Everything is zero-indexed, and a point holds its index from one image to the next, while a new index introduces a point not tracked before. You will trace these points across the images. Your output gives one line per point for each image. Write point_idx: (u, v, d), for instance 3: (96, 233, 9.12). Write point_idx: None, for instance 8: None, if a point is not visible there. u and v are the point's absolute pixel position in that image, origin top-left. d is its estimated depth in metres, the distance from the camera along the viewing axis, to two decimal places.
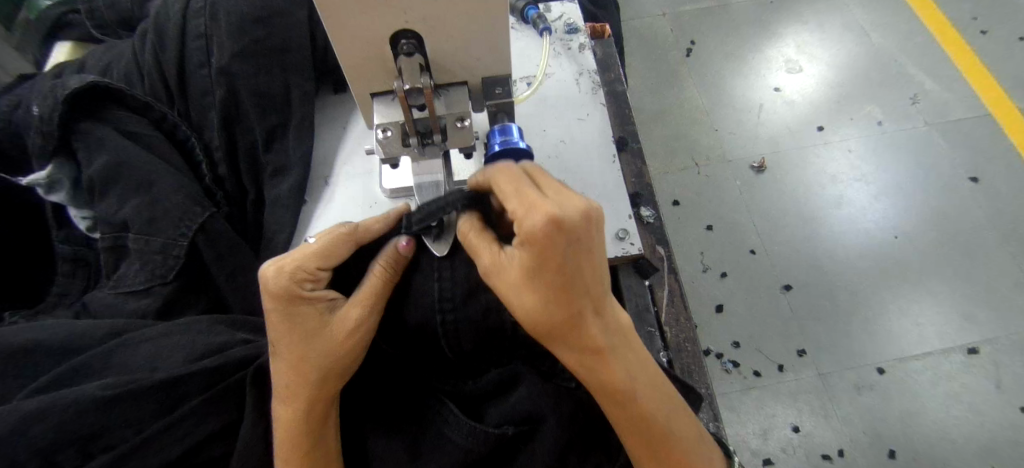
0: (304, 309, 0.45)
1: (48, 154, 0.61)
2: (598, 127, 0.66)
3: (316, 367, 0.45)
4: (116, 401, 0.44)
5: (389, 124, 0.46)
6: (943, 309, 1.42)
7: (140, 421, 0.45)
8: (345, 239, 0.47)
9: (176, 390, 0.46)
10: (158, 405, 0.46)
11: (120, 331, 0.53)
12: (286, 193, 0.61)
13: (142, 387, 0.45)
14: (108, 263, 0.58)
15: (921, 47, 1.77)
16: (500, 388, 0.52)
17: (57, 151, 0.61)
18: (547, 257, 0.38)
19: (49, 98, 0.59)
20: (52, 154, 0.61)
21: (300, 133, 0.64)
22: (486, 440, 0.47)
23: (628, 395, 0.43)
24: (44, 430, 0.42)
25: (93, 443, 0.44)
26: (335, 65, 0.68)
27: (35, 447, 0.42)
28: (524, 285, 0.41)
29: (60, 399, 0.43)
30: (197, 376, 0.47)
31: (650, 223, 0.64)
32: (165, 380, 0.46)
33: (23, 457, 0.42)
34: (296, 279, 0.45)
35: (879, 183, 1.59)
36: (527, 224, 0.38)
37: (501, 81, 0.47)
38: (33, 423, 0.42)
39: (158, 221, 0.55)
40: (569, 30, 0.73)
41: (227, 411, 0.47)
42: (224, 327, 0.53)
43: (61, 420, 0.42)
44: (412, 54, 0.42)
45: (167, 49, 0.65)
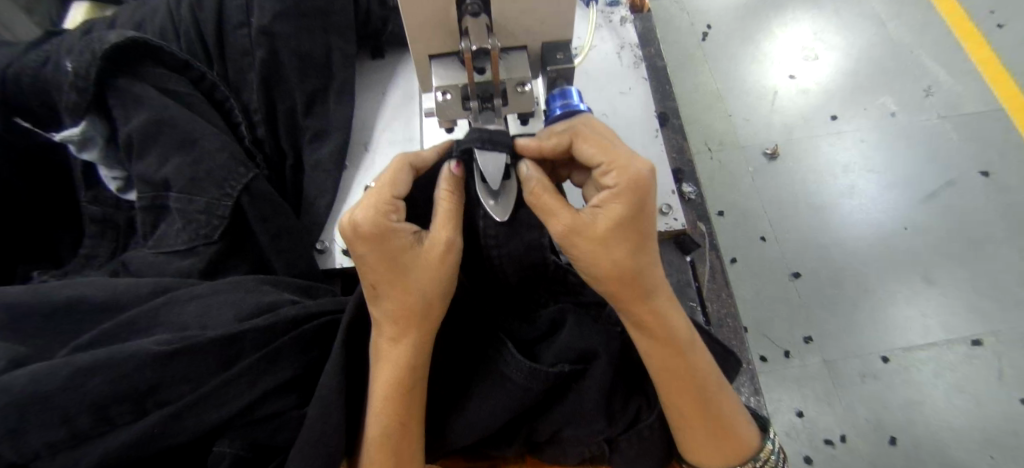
0: (397, 240, 0.44)
1: (84, 110, 0.60)
2: (641, 101, 0.66)
3: (422, 294, 0.45)
4: (174, 355, 0.44)
5: (450, 86, 0.45)
6: (950, 301, 1.43)
7: (198, 377, 0.45)
8: (407, 168, 0.46)
9: (231, 347, 0.47)
10: (215, 360, 0.46)
11: (165, 289, 0.52)
12: (327, 158, 0.61)
13: (198, 343, 0.45)
14: (145, 224, 0.58)
15: (938, 39, 1.76)
16: (551, 329, 0.51)
17: (92, 107, 0.60)
18: (643, 204, 0.43)
19: (86, 52, 0.58)
20: (87, 111, 0.60)
21: (340, 98, 0.63)
22: (544, 379, 0.47)
23: (690, 344, 0.48)
24: (103, 383, 0.42)
25: (148, 398, 0.44)
26: (375, 30, 0.67)
27: (93, 399, 0.42)
28: (616, 237, 0.43)
29: (120, 352, 0.43)
30: (254, 333, 0.47)
31: (692, 200, 0.63)
32: (223, 336, 0.46)
33: (79, 410, 0.42)
34: (382, 212, 0.44)
35: (890, 174, 1.59)
36: (630, 170, 0.42)
37: (562, 46, 0.46)
38: (92, 376, 0.42)
39: (201, 181, 0.54)
40: (611, 3, 0.72)
41: (285, 368, 0.48)
42: (270, 287, 0.53)
43: (120, 373, 0.43)
44: (478, 14, 0.41)
45: (205, 6, 0.64)
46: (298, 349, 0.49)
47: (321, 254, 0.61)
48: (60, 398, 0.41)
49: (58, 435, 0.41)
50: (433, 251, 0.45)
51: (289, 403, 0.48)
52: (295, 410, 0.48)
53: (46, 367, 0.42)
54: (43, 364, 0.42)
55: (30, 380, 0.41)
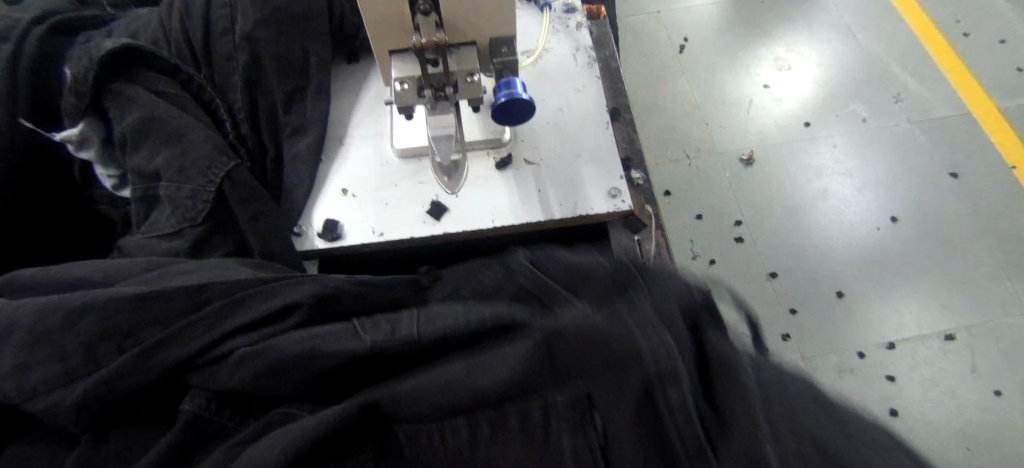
0: None
1: (81, 113, 0.65)
2: (593, 97, 0.72)
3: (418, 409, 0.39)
4: (148, 297, 0.48)
5: (406, 78, 0.52)
6: (922, 297, 1.48)
7: (168, 320, 0.48)
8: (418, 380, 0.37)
9: (201, 293, 0.50)
10: (185, 304, 0.49)
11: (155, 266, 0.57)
12: (305, 151, 0.66)
13: (172, 288, 0.49)
14: (139, 212, 0.63)
15: (905, 48, 1.84)
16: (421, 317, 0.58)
17: (89, 109, 0.66)
18: None
19: (84, 58, 0.63)
20: (84, 113, 0.66)
21: (317, 96, 0.70)
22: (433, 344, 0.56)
23: None
24: (89, 321, 0.47)
25: (127, 339, 0.47)
26: (350, 36, 0.73)
27: (81, 336, 0.47)
28: None
29: (101, 295, 0.48)
30: (222, 284, 0.51)
31: (640, 185, 0.69)
32: (193, 285, 0.50)
33: (71, 347, 0.46)
34: None
35: (862, 177, 1.66)
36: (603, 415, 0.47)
37: (507, 40, 0.53)
38: (80, 316, 0.47)
39: (187, 170, 0.59)
40: (567, 10, 0.79)
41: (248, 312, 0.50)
42: (248, 266, 0.57)
43: (103, 314, 0.47)
44: (428, 13, 0.48)
45: (193, 16, 0.69)
46: (269, 299, 0.52)
47: (297, 238, 0.64)
48: (55, 336, 0.46)
49: (54, 370, 0.46)
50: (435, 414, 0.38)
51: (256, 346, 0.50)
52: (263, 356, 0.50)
53: (45, 307, 0.48)
54: (42, 302, 0.48)
55: (32, 321, 0.47)
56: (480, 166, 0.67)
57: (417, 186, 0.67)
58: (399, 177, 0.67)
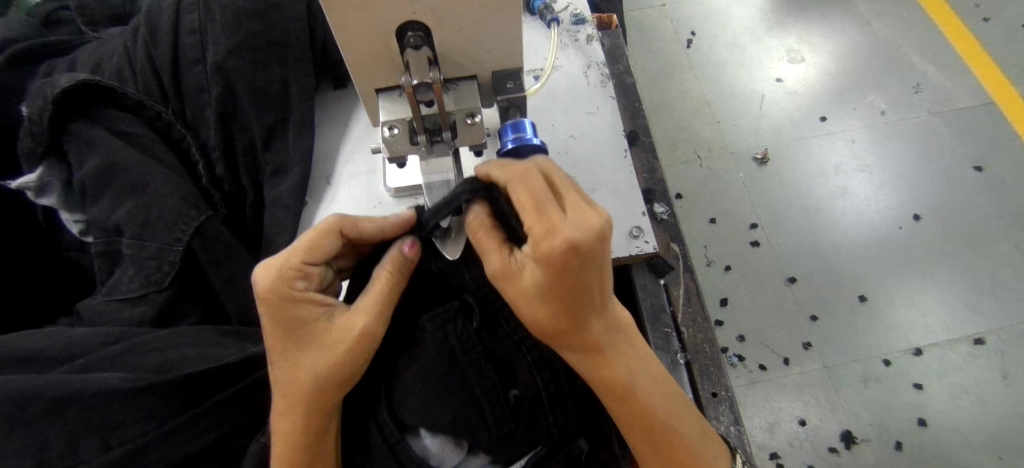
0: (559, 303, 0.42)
1: (38, 157, 0.59)
2: (608, 121, 0.64)
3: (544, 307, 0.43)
4: (145, 389, 0.45)
5: (396, 121, 0.45)
6: (949, 300, 1.40)
7: (163, 413, 0.45)
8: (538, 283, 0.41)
9: (201, 382, 0.47)
10: (181, 397, 0.46)
11: (118, 340, 0.50)
12: (287, 194, 0.59)
13: (170, 379, 0.46)
14: (102, 269, 0.56)
15: (924, 35, 1.75)
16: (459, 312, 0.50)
17: (47, 152, 0.59)
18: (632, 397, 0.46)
19: (38, 98, 0.57)
20: (42, 156, 0.59)
21: (299, 130, 0.62)
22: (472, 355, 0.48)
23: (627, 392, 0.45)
24: (77, 412, 0.43)
25: (113, 435, 0.44)
26: (336, 60, 0.66)
27: (68, 428, 0.43)
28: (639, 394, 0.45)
29: (87, 383, 0.43)
30: (223, 373, 0.48)
31: (664, 221, 0.61)
32: (193, 374, 0.46)
33: (52, 438, 0.42)
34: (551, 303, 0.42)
35: (882, 172, 1.57)
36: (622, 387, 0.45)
37: (513, 74, 0.45)
38: (67, 405, 0.43)
39: (152, 225, 0.52)
40: (576, 21, 0.71)
41: (243, 412, 0.49)
42: (232, 339, 0.52)
43: (91, 405, 0.43)
44: (419, 47, 0.40)
45: (159, 44, 0.62)
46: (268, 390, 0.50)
47: None
48: (37, 428, 0.42)
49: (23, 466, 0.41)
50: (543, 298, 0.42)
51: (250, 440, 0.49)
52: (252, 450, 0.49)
53: (22, 392, 0.42)
54: (11, 385, 0.43)
55: (7, 409, 0.42)
56: None
57: None
58: None
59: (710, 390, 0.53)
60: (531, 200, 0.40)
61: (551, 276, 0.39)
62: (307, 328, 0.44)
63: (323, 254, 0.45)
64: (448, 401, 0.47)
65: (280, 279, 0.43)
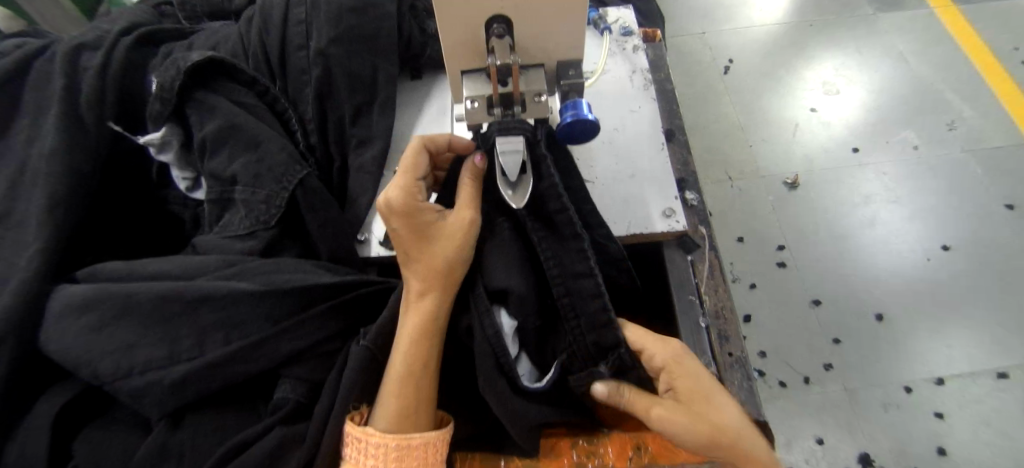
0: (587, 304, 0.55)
1: (165, 118, 0.70)
2: (649, 118, 0.73)
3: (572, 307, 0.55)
4: (262, 296, 0.56)
5: (478, 96, 0.54)
6: (975, 333, 1.42)
7: (275, 317, 0.56)
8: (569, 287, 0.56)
9: (307, 295, 0.57)
10: (289, 306, 0.57)
11: (232, 263, 0.59)
12: (370, 162, 0.69)
13: (283, 290, 0.56)
14: (213, 213, 0.66)
15: (962, 75, 1.79)
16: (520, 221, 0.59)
17: (172, 116, 0.70)
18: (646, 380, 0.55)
19: (173, 69, 0.68)
20: (168, 118, 0.70)
21: (383, 110, 0.72)
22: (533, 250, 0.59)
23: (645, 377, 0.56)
24: (208, 312, 0.55)
25: (235, 331, 0.55)
26: (416, 54, 0.76)
27: (200, 324, 0.54)
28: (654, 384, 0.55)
29: (218, 289, 0.55)
30: (325, 290, 0.58)
31: (694, 206, 0.69)
32: (301, 288, 0.57)
33: (186, 332, 0.54)
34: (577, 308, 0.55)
35: (913, 205, 1.61)
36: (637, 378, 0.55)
37: (573, 64, 0.55)
38: (201, 305, 0.55)
39: (263, 176, 0.63)
40: (624, 33, 0.80)
41: (337, 323, 0.59)
42: (326, 269, 0.62)
43: (219, 306, 0.55)
44: (502, 36, 0.49)
45: (271, 32, 0.74)
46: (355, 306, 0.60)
47: (360, 245, 0.68)
48: (176, 323, 0.54)
49: (162, 352, 0.53)
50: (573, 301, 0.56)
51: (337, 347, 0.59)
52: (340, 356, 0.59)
53: (165, 295, 0.54)
54: (156, 288, 0.55)
55: (153, 307, 0.54)
56: None
57: None
58: None
59: (726, 351, 0.60)
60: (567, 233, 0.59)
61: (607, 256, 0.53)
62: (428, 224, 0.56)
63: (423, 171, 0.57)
64: (527, 274, 0.56)
65: (407, 192, 0.55)
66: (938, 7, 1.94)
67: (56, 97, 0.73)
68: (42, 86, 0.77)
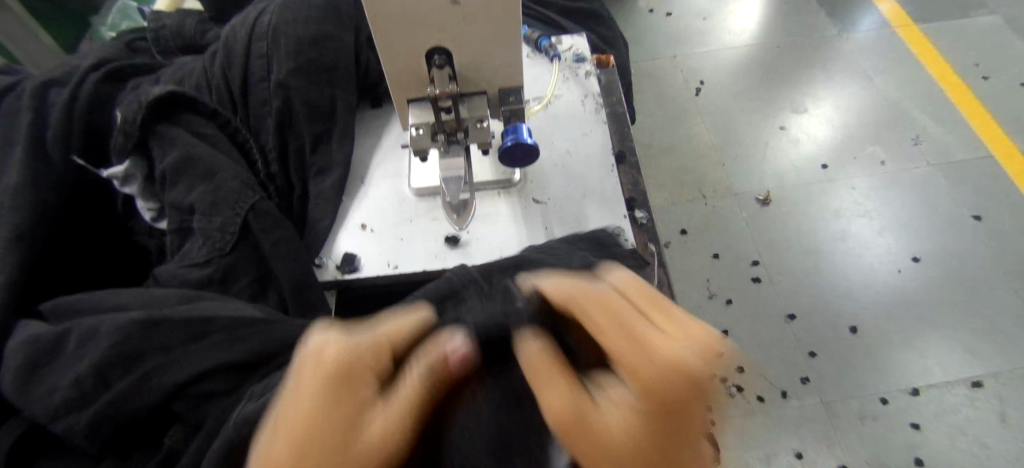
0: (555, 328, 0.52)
1: (128, 151, 0.72)
2: (600, 141, 0.75)
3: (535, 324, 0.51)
4: (154, 326, 0.56)
5: (421, 124, 0.56)
6: (946, 342, 1.45)
7: (169, 347, 0.55)
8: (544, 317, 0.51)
9: (202, 324, 0.57)
10: (185, 336, 0.56)
11: (146, 303, 0.61)
12: (328, 188, 0.71)
13: (175, 320, 0.56)
14: (173, 242, 0.68)
15: (924, 91, 1.86)
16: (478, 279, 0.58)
17: (135, 149, 0.72)
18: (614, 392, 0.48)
19: (135, 103, 0.70)
20: (131, 151, 0.72)
21: (342, 139, 0.74)
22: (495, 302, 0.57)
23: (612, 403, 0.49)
24: (102, 348, 0.54)
25: (132, 365, 0.54)
26: (374, 83, 0.79)
27: (96, 361, 0.53)
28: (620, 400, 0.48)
29: (111, 323, 0.55)
30: (222, 318, 0.58)
31: (643, 224, 0.71)
32: (195, 317, 0.57)
33: (84, 371, 0.53)
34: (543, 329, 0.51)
35: (882, 218, 1.65)
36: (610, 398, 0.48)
37: (515, 91, 0.57)
38: (98, 342, 0.54)
39: (220, 204, 0.65)
40: (577, 59, 0.84)
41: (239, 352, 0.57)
42: (232, 301, 0.62)
43: (115, 341, 0.54)
44: (443, 66, 0.52)
45: (232, 66, 0.76)
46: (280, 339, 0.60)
47: (319, 269, 0.68)
48: (77, 363, 0.54)
49: (69, 393, 0.52)
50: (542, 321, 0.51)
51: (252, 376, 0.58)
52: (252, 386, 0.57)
53: (67, 335, 0.55)
54: (90, 321, 0.57)
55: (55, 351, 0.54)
56: (491, 204, 0.70)
57: (431, 222, 0.70)
58: (414, 214, 0.71)
59: None
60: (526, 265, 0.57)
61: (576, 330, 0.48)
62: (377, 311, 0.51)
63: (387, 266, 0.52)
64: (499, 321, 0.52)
65: None
66: (898, 27, 2.02)
67: (21, 134, 0.75)
68: (8, 123, 0.78)
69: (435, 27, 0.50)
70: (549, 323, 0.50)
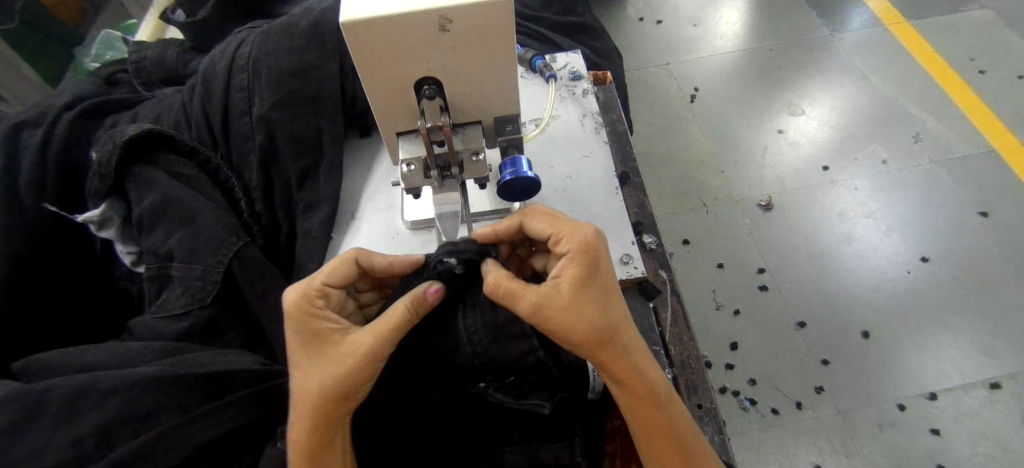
0: (609, 300, 0.51)
1: (103, 195, 0.67)
2: (602, 162, 0.72)
3: (583, 310, 0.50)
4: (121, 389, 0.51)
5: (413, 159, 0.52)
6: (962, 344, 1.41)
7: (141, 411, 0.51)
8: (594, 289, 0.51)
9: (175, 384, 0.53)
10: (156, 397, 0.52)
11: (117, 360, 0.56)
12: (317, 226, 0.67)
13: (146, 381, 0.52)
14: (151, 291, 0.63)
15: (921, 88, 1.84)
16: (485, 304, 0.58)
17: (110, 191, 0.68)
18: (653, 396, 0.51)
19: (108, 144, 0.66)
20: (106, 195, 0.68)
21: (330, 171, 0.70)
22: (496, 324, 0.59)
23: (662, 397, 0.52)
24: (72, 416, 0.50)
25: (104, 435, 0.50)
26: (363, 112, 0.75)
27: (64, 433, 0.49)
28: (660, 387, 0.52)
29: (79, 389, 0.51)
30: (197, 375, 0.54)
31: (652, 249, 0.67)
32: (167, 376, 0.53)
33: (49, 444, 0.48)
34: (592, 310, 0.50)
35: (887, 218, 1.62)
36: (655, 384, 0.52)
37: (511, 120, 0.54)
38: (66, 411, 0.50)
39: (200, 251, 0.61)
40: (573, 78, 0.80)
41: (222, 418, 0.53)
42: (211, 354, 0.58)
43: (84, 408, 0.50)
44: (433, 97, 0.48)
45: (212, 100, 0.72)
46: (274, 399, 0.58)
47: None
48: (41, 434, 0.49)
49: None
50: (582, 290, 0.50)
51: (246, 444, 0.55)
52: (247, 455, 0.55)
53: (28, 404, 0.50)
54: (64, 383, 0.51)
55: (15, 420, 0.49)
56: None
57: None
58: (409, 249, 0.67)
59: (695, 401, 0.58)
60: (557, 227, 0.54)
61: (590, 265, 0.51)
62: (325, 341, 0.52)
63: (342, 278, 0.55)
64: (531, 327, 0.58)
65: (304, 299, 0.53)
66: (890, 25, 2.00)
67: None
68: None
69: (423, 57, 0.46)
70: (597, 298, 0.51)
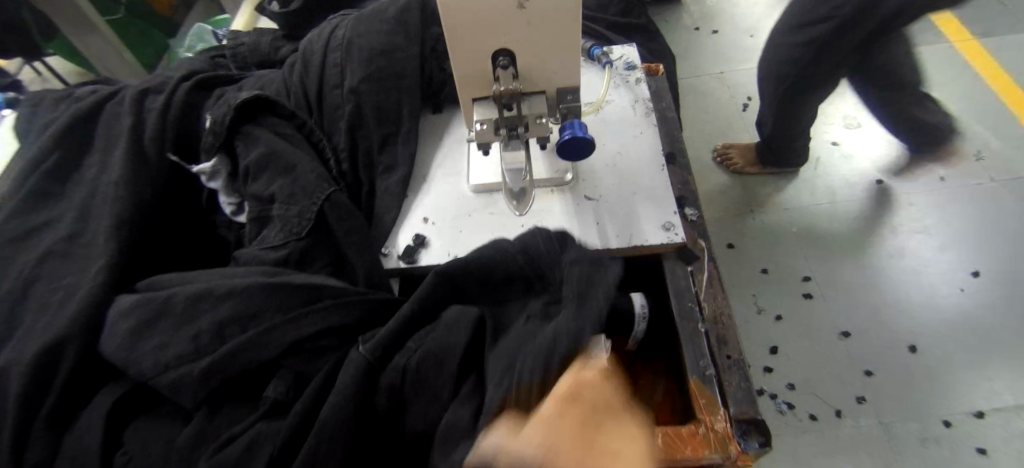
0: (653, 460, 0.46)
1: (215, 149, 0.79)
2: (650, 142, 0.79)
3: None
4: (231, 297, 0.62)
5: (485, 120, 0.62)
6: (1016, 365, 1.37)
7: (247, 313, 0.62)
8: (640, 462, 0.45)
9: (274, 292, 0.63)
10: (260, 301, 0.62)
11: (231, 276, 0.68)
12: (395, 185, 0.77)
13: (251, 289, 0.63)
14: (252, 230, 0.74)
15: (986, 106, 1.80)
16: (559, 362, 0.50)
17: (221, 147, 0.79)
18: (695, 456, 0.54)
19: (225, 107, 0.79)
20: (217, 150, 0.79)
21: (407, 139, 0.80)
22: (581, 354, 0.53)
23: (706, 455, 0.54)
24: (192, 317, 0.62)
25: (219, 331, 0.61)
26: (437, 90, 0.85)
27: (186, 328, 0.61)
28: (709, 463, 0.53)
29: (199, 296, 0.63)
30: (291, 285, 0.63)
31: (693, 221, 0.73)
32: (269, 285, 0.63)
33: (176, 337, 0.61)
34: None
35: (942, 235, 1.59)
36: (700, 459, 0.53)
37: (571, 90, 0.62)
38: (189, 312, 0.62)
39: (297, 195, 0.72)
40: (627, 67, 0.87)
41: (310, 323, 0.62)
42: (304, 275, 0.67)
43: (201, 310, 0.62)
44: (507, 67, 0.58)
45: (311, 75, 0.83)
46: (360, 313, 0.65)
47: (385, 257, 0.73)
48: (171, 330, 0.61)
49: (162, 355, 0.60)
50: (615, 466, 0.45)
51: (333, 344, 0.63)
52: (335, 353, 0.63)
53: (159, 304, 0.63)
54: (188, 289, 0.63)
55: (151, 316, 0.62)
56: (548, 200, 0.74)
57: (489, 216, 0.74)
58: (473, 208, 0.75)
59: (724, 353, 0.63)
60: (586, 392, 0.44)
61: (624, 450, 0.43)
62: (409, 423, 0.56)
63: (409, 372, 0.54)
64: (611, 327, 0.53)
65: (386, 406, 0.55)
66: (957, 42, 1.96)
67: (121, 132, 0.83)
68: (110, 125, 0.87)
69: (501, 32, 0.55)
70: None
